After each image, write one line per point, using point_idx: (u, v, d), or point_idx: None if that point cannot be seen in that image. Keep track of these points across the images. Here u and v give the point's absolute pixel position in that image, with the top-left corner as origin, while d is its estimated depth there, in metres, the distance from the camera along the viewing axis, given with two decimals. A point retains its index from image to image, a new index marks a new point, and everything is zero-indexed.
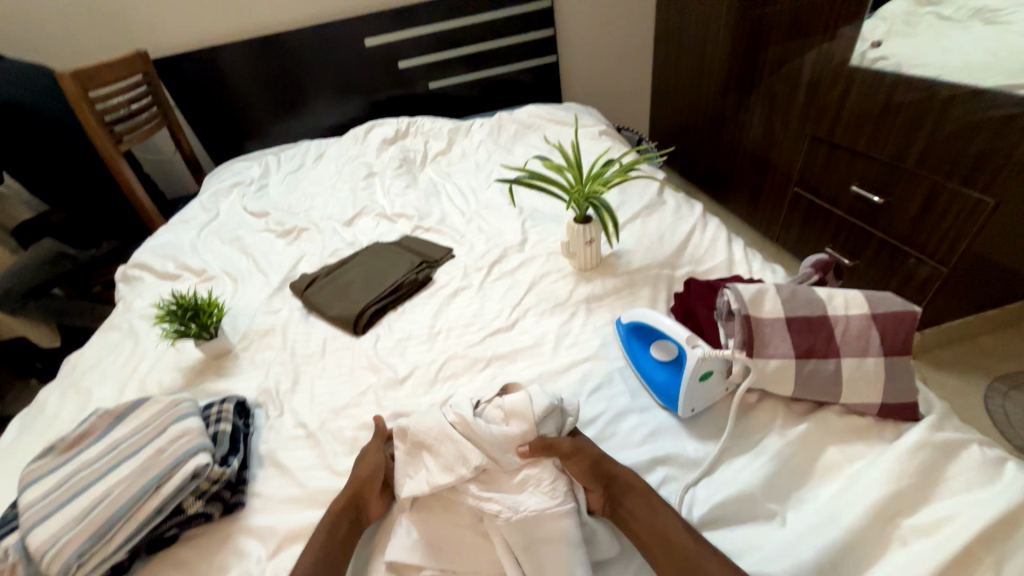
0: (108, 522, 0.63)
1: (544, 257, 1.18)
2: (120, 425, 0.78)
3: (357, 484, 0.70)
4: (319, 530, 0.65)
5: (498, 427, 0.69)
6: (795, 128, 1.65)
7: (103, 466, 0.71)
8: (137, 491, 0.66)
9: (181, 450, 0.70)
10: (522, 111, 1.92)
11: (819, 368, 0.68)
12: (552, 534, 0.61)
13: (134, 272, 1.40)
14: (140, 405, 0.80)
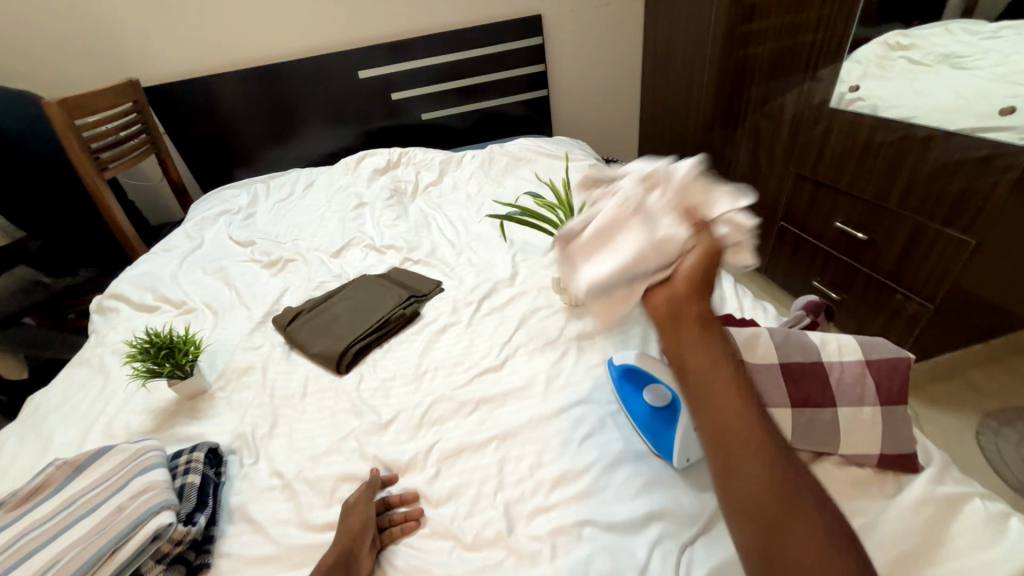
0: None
1: (535, 292, 1.16)
2: (79, 477, 0.73)
3: (345, 541, 0.65)
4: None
5: (720, 201, 0.62)
6: (780, 165, 1.69)
7: (56, 525, 0.66)
8: (91, 556, 0.60)
9: (144, 507, 0.65)
10: (513, 144, 1.95)
11: (816, 417, 0.66)
12: (619, 241, 0.64)
13: (111, 303, 1.35)
14: (103, 453, 0.75)
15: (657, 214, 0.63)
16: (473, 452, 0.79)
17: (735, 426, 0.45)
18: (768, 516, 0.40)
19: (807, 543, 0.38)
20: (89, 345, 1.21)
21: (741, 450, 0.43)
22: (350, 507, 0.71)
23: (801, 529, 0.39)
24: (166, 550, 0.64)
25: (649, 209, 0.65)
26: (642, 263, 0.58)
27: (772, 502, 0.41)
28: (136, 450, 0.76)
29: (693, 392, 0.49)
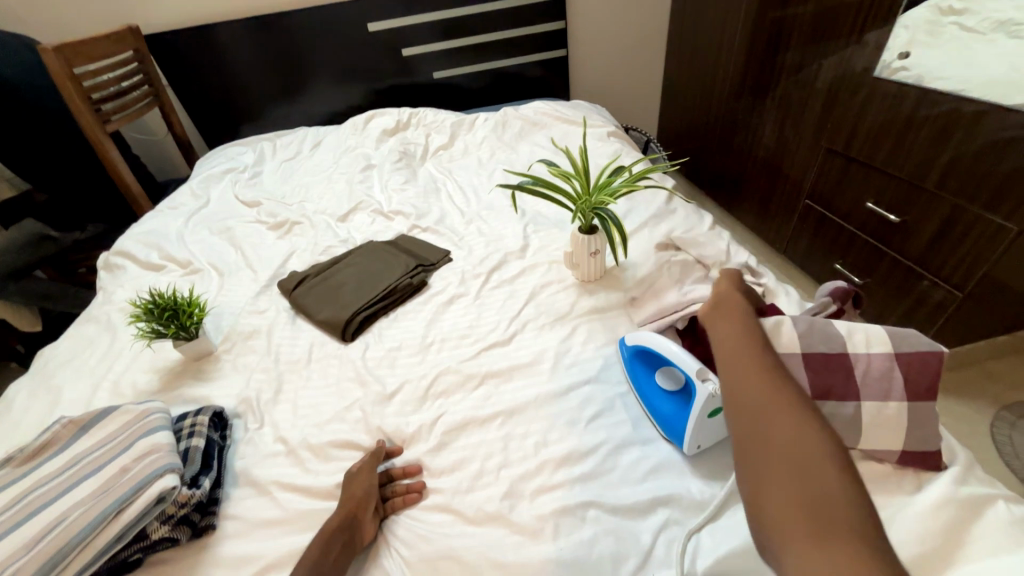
0: (61, 550, 0.58)
1: (547, 266, 1.13)
2: (85, 436, 0.73)
3: (349, 509, 0.65)
4: (306, 557, 0.59)
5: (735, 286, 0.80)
6: (810, 138, 1.59)
7: (63, 483, 0.67)
8: (96, 516, 0.61)
9: (147, 471, 0.65)
10: (529, 107, 1.85)
11: (838, 411, 0.63)
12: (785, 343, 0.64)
13: (118, 260, 1.33)
14: (108, 414, 0.75)
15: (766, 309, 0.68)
16: (478, 426, 0.78)
17: (747, 351, 0.52)
18: (760, 405, 0.46)
19: (794, 424, 0.43)
20: (97, 302, 1.21)
21: (745, 366, 0.50)
22: (353, 476, 0.70)
23: (789, 415, 0.44)
24: (169, 513, 0.64)
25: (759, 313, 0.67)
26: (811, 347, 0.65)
27: (768, 396, 0.46)
28: (140, 412, 0.76)
29: (718, 333, 0.58)
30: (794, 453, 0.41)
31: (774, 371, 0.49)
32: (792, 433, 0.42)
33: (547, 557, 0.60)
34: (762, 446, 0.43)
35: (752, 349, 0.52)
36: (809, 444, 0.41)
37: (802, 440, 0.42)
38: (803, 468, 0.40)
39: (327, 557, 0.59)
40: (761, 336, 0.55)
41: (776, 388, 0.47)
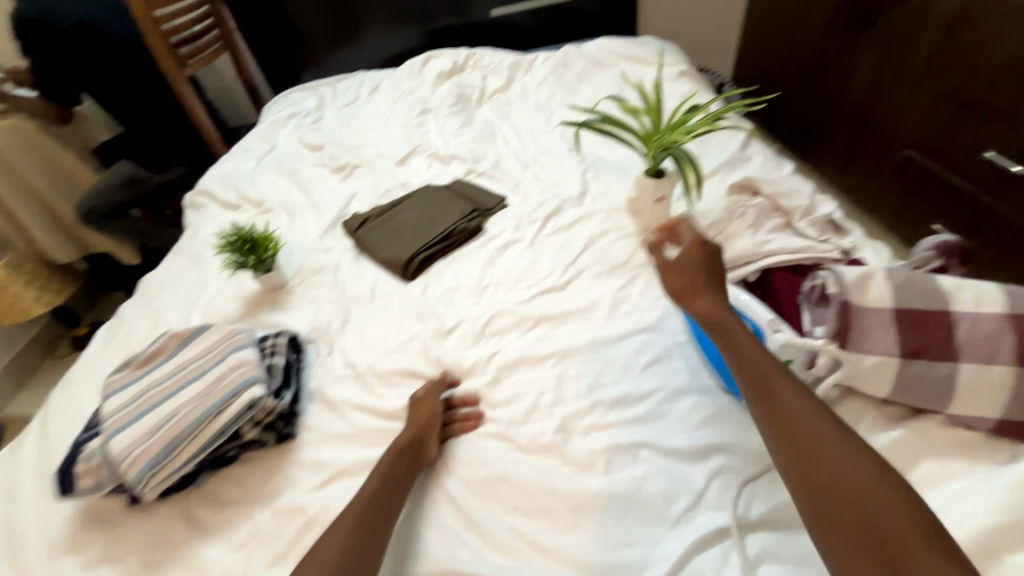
0: (176, 439, 0.68)
1: (605, 213, 1.09)
2: (186, 348, 0.82)
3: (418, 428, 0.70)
4: (381, 467, 0.65)
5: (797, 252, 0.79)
6: (922, 77, 1.38)
7: (171, 386, 0.76)
8: (200, 415, 0.70)
9: (239, 380, 0.73)
10: (592, 45, 1.72)
11: (928, 372, 0.58)
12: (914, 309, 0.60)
13: (200, 199, 1.44)
14: (203, 330, 0.84)
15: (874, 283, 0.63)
16: (532, 365, 0.80)
17: (778, 383, 0.54)
18: (800, 446, 0.50)
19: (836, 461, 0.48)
20: (185, 237, 1.32)
21: (772, 403, 0.54)
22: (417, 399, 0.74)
23: (839, 453, 0.48)
24: (261, 418, 0.72)
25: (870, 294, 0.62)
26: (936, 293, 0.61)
27: (813, 434, 0.50)
28: (230, 330, 0.84)
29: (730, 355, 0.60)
30: (848, 494, 0.46)
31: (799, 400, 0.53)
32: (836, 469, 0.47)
33: (598, 489, 0.62)
34: (818, 488, 0.47)
35: (772, 378, 0.55)
36: (854, 476, 0.46)
37: (858, 474, 0.46)
38: (860, 508, 0.45)
39: (398, 469, 0.65)
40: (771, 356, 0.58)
41: (820, 428, 0.50)
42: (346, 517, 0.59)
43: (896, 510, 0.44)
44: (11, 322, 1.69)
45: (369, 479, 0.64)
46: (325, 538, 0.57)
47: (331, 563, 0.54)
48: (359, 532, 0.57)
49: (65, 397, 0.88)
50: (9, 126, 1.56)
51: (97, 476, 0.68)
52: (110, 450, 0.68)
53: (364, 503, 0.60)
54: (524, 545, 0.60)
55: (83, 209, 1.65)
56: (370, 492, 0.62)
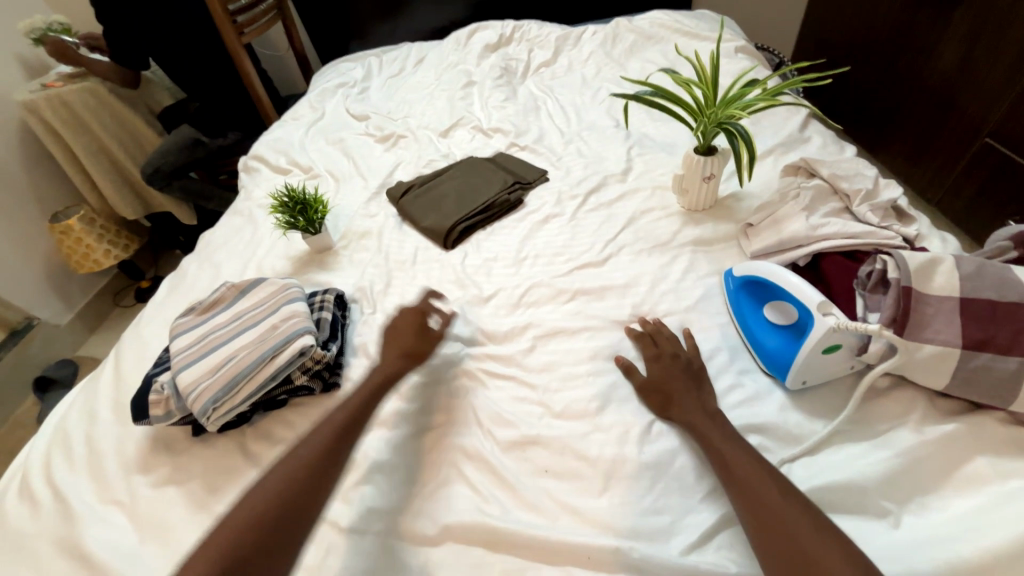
0: (236, 378, 0.73)
1: (649, 191, 1.06)
2: (243, 299, 0.88)
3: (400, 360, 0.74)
4: (360, 393, 0.69)
5: (854, 242, 0.75)
6: (1013, 57, 1.26)
7: (231, 331, 0.82)
8: (257, 357, 0.75)
9: (291, 329, 0.78)
10: (645, 18, 1.66)
11: (993, 366, 0.55)
12: (981, 304, 0.57)
13: (253, 164, 1.50)
14: (258, 283, 0.90)
15: (939, 274, 0.60)
16: (568, 336, 0.81)
17: (753, 468, 0.54)
18: (777, 529, 0.49)
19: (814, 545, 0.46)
20: (240, 198, 1.39)
21: (747, 484, 0.53)
22: (402, 332, 0.78)
23: (775, 503, 0.50)
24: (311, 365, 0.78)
25: (934, 283, 0.60)
26: (1008, 288, 0.57)
27: (787, 517, 0.49)
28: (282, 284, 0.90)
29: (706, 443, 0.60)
30: (784, 544, 0.47)
31: (773, 484, 0.52)
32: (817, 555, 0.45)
33: (630, 457, 0.64)
34: (757, 538, 0.50)
35: (747, 462, 0.55)
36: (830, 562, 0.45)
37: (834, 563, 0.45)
38: (793, 557, 0.46)
39: (373, 397, 0.69)
40: (744, 446, 0.58)
41: (759, 480, 0.53)
42: (320, 435, 0.62)
43: (830, 559, 0.45)
44: (84, 271, 1.84)
45: (345, 404, 0.67)
46: (295, 451, 0.60)
47: (300, 473, 0.58)
48: (330, 450, 0.61)
49: (136, 338, 0.96)
50: (86, 88, 1.66)
51: (166, 406, 0.74)
52: (178, 384, 0.74)
53: (338, 426, 0.64)
54: (552, 505, 0.62)
55: (148, 169, 1.75)
56: (345, 416, 0.65)
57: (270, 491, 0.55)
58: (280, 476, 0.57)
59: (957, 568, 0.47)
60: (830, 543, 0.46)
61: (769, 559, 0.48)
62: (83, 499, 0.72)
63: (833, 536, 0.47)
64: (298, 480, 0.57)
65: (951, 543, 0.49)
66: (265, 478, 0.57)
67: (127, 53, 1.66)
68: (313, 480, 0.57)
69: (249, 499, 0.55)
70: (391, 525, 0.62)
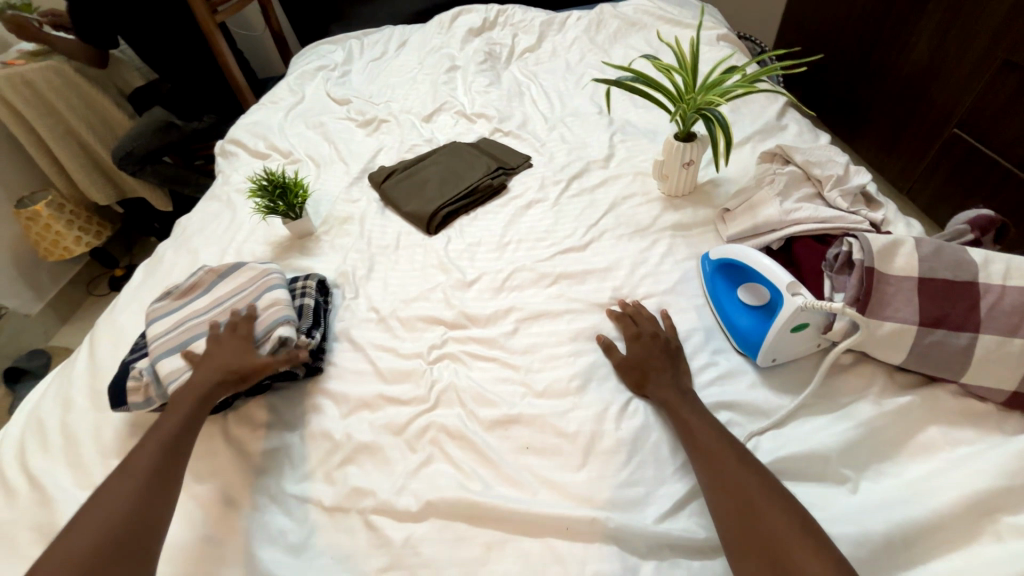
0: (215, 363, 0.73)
1: (631, 177, 1.08)
2: (221, 283, 0.87)
3: (213, 377, 0.69)
4: (178, 412, 0.66)
5: (825, 226, 0.78)
6: (982, 49, 1.30)
7: (209, 317, 0.82)
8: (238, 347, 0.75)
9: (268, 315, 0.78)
10: (629, 4, 1.66)
11: (947, 341, 0.59)
12: (937, 284, 0.61)
13: (230, 148, 1.46)
14: (235, 268, 0.89)
15: (901, 255, 0.63)
16: (550, 318, 0.82)
17: (718, 443, 0.57)
18: (733, 501, 0.52)
19: (767, 513, 0.50)
20: (217, 183, 1.35)
21: (711, 458, 0.57)
22: (225, 345, 0.73)
23: (735, 473, 0.54)
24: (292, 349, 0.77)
25: (895, 263, 0.63)
26: (961, 268, 0.61)
27: (745, 488, 0.52)
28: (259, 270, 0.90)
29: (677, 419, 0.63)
30: (739, 506, 0.51)
31: (734, 458, 0.56)
32: (768, 523, 0.49)
33: (607, 433, 0.66)
34: (717, 501, 0.53)
35: (714, 437, 0.58)
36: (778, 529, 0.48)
37: (783, 529, 0.48)
38: (747, 518, 0.50)
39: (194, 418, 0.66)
40: (714, 421, 0.61)
41: (722, 450, 0.56)
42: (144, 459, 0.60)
43: (781, 521, 0.49)
44: (53, 259, 1.78)
45: (165, 423, 0.64)
46: (118, 479, 0.58)
47: (132, 499, 0.56)
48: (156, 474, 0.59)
49: (111, 325, 0.94)
50: (49, 67, 1.58)
51: (146, 393, 0.73)
52: (157, 371, 0.74)
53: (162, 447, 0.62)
54: (533, 480, 0.63)
55: (119, 153, 1.69)
56: (167, 436, 0.63)
57: (98, 527, 0.53)
58: (107, 508, 0.55)
59: (907, 528, 0.50)
60: (781, 505, 0.50)
61: (724, 520, 0.52)
62: (60, 485, 0.71)
63: (784, 498, 0.51)
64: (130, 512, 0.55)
65: (904, 505, 0.52)
66: (87, 512, 0.55)
67: (93, 28, 1.57)
68: (142, 510, 0.56)
69: (70, 540, 0.52)
70: (375, 502, 0.63)
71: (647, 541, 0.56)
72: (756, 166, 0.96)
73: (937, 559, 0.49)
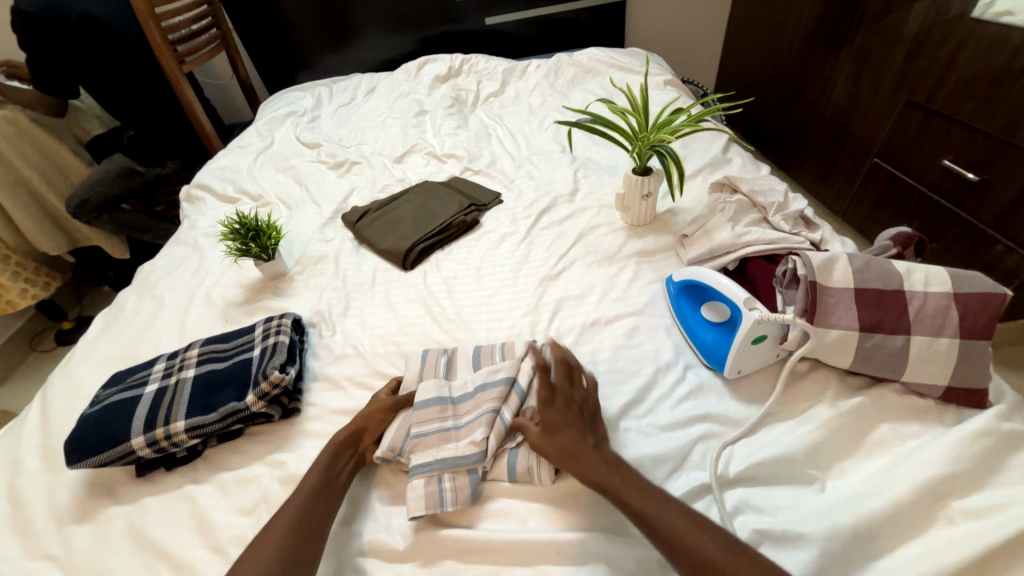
0: (173, 404, 0.75)
1: (596, 210, 1.15)
2: (500, 360, 0.76)
3: (352, 427, 0.70)
4: (317, 465, 0.65)
5: (768, 246, 0.86)
6: (888, 90, 1.49)
7: (461, 423, 0.69)
8: (407, 432, 0.69)
9: (454, 373, 0.78)
10: (583, 53, 1.81)
11: (885, 344, 0.66)
12: (875, 297, 0.68)
13: (197, 193, 1.44)
14: (511, 347, 0.78)
15: (841, 273, 0.70)
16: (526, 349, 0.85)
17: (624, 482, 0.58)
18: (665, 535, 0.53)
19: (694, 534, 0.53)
20: (182, 228, 1.33)
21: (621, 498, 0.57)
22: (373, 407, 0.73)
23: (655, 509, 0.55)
24: (465, 447, 0.65)
25: (832, 277, 0.70)
26: (889, 281, 0.68)
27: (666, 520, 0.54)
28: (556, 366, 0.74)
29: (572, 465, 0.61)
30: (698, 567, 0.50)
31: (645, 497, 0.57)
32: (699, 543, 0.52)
33: None
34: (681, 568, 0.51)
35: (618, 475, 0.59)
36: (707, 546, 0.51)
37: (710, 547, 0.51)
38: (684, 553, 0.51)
39: (331, 469, 0.65)
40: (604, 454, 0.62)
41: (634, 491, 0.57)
42: (287, 515, 0.59)
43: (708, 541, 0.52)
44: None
45: (322, 456, 0.66)
46: (270, 526, 0.58)
47: (297, 511, 0.59)
48: (297, 525, 0.58)
49: (66, 380, 0.89)
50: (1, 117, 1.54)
51: (159, 447, 0.71)
52: (151, 431, 0.71)
53: (304, 505, 0.60)
54: (520, 508, 0.64)
55: (74, 201, 1.64)
56: (321, 473, 0.64)
57: (268, 552, 0.55)
58: (265, 546, 0.56)
59: (871, 521, 0.54)
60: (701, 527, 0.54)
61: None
62: (8, 556, 0.65)
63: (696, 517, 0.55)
64: (279, 561, 0.54)
65: (866, 498, 0.56)
66: (253, 547, 0.56)
67: (54, 79, 1.55)
68: (292, 557, 0.55)
69: (250, 558, 0.55)
70: (360, 543, 0.62)
71: (634, 556, 0.57)
72: (707, 195, 1.05)
73: (901, 548, 0.53)
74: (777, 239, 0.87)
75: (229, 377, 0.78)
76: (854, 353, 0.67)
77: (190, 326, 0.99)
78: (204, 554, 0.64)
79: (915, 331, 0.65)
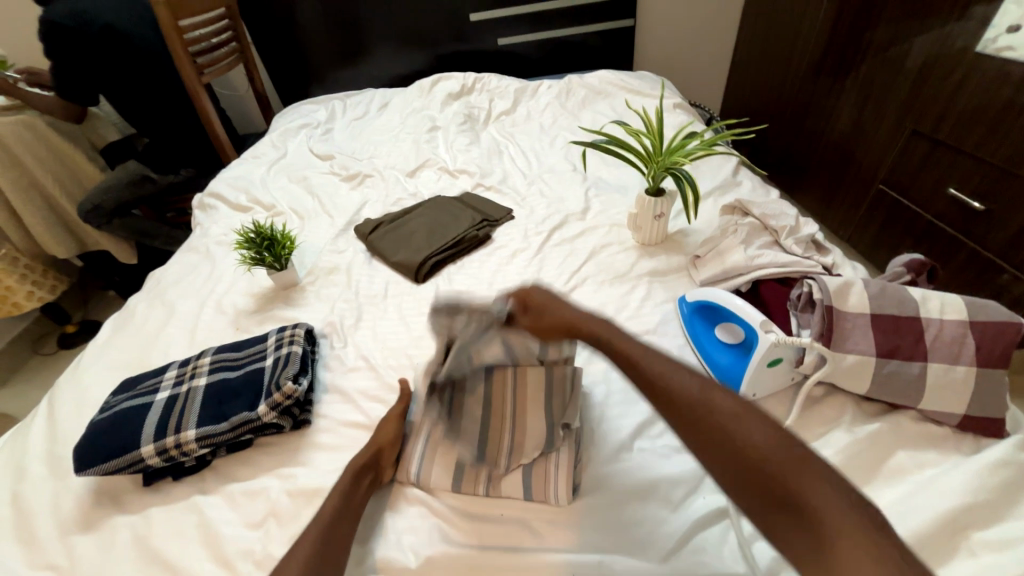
0: (184, 413, 0.74)
1: (607, 228, 1.16)
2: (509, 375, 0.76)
3: (371, 449, 0.69)
4: (336, 490, 0.63)
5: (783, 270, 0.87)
6: (893, 119, 1.52)
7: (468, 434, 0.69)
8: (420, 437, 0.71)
9: None
10: (594, 76, 1.85)
11: (902, 371, 0.66)
12: (892, 323, 0.68)
13: (210, 201, 1.45)
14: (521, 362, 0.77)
15: (857, 298, 0.70)
16: None
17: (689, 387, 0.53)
18: (725, 439, 0.47)
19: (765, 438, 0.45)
20: (194, 235, 1.34)
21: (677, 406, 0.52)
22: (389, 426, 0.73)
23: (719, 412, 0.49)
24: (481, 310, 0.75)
25: (849, 302, 0.70)
26: (907, 308, 0.69)
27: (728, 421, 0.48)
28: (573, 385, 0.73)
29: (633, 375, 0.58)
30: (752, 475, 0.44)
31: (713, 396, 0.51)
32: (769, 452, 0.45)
33: (618, 484, 0.65)
34: (748, 492, 0.44)
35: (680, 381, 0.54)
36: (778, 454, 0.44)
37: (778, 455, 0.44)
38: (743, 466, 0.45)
39: (351, 493, 0.63)
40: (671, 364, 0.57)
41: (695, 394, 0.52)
42: (304, 539, 0.57)
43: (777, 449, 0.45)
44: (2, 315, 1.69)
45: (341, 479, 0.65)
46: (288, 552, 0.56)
47: (316, 535, 0.57)
48: (317, 548, 0.56)
49: (75, 385, 0.89)
50: (20, 122, 1.57)
51: (168, 455, 0.70)
52: (161, 440, 0.70)
53: (322, 528, 0.58)
54: (536, 529, 0.62)
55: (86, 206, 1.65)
56: (340, 496, 0.62)
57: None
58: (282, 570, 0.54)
59: None
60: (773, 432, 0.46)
61: (747, 493, 0.44)
62: (9, 565, 0.64)
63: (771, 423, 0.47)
64: None
65: None
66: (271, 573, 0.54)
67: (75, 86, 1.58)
68: None
69: None
70: (373, 561, 0.60)
71: None
72: (718, 218, 1.06)
73: None
74: (791, 262, 0.87)
75: (241, 387, 0.78)
76: (871, 380, 0.67)
77: (201, 333, 0.99)
78: (210, 568, 0.62)
79: (932, 359, 0.65)
